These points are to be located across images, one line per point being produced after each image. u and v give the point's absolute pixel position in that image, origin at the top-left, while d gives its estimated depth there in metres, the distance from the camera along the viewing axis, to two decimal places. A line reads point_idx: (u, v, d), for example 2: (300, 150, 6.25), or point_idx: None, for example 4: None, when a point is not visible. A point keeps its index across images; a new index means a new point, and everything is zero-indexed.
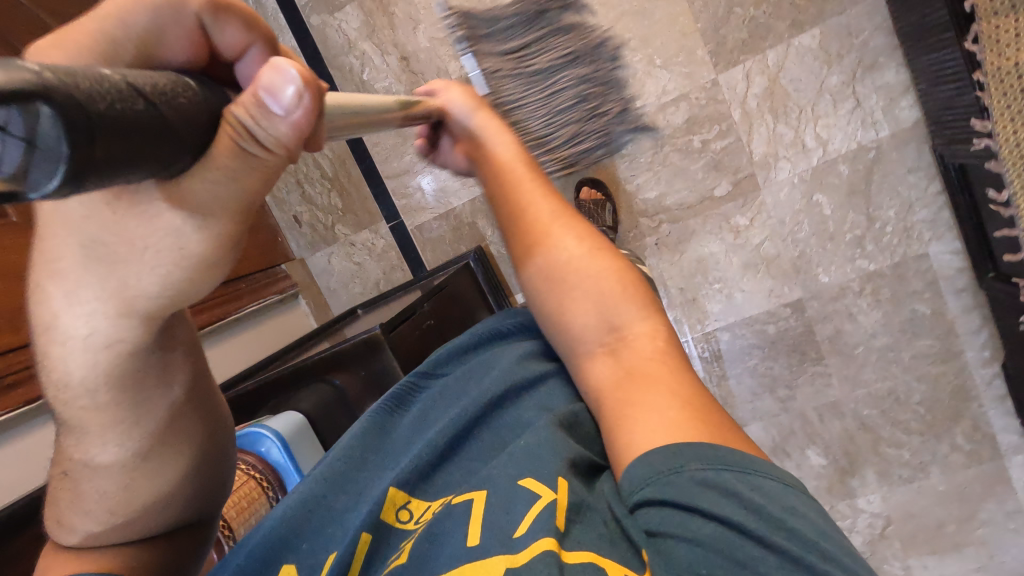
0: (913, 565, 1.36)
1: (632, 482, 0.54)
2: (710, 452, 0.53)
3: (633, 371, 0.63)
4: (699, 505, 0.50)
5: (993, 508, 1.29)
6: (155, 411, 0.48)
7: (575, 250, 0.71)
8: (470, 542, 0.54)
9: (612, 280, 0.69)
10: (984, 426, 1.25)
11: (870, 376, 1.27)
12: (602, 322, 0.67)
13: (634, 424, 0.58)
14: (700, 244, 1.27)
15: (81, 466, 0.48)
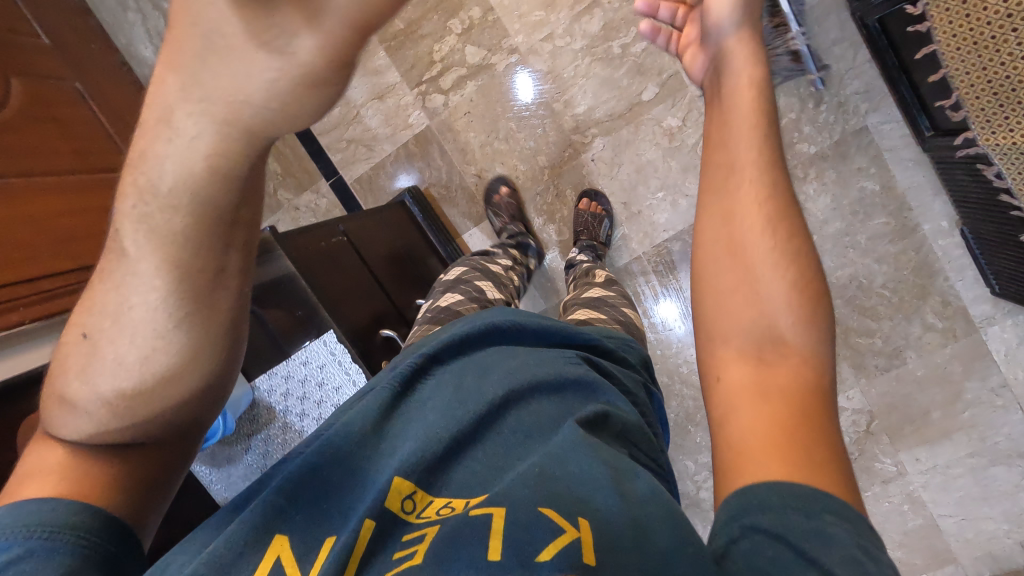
0: (904, 459, 1.31)
1: (736, 508, 0.47)
2: (846, 511, 0.44)
3: (774, 390, 0.51)
4: (805, 559, 0.41)
5: (977, 387, 1.23)
6: (213, 254, 0.50)
7: (762, 231, 0.55)
8: (489, 556, 0.50)
9: (797, 274, 0.54)
10: (953, 300, 1.20)
11: (829, 266, 1.24)
12: (752, 324, 0.54)
13: (749, 447, 0.49)
14: (636, 151, 1.24)
15: (104, 323, 0.51)
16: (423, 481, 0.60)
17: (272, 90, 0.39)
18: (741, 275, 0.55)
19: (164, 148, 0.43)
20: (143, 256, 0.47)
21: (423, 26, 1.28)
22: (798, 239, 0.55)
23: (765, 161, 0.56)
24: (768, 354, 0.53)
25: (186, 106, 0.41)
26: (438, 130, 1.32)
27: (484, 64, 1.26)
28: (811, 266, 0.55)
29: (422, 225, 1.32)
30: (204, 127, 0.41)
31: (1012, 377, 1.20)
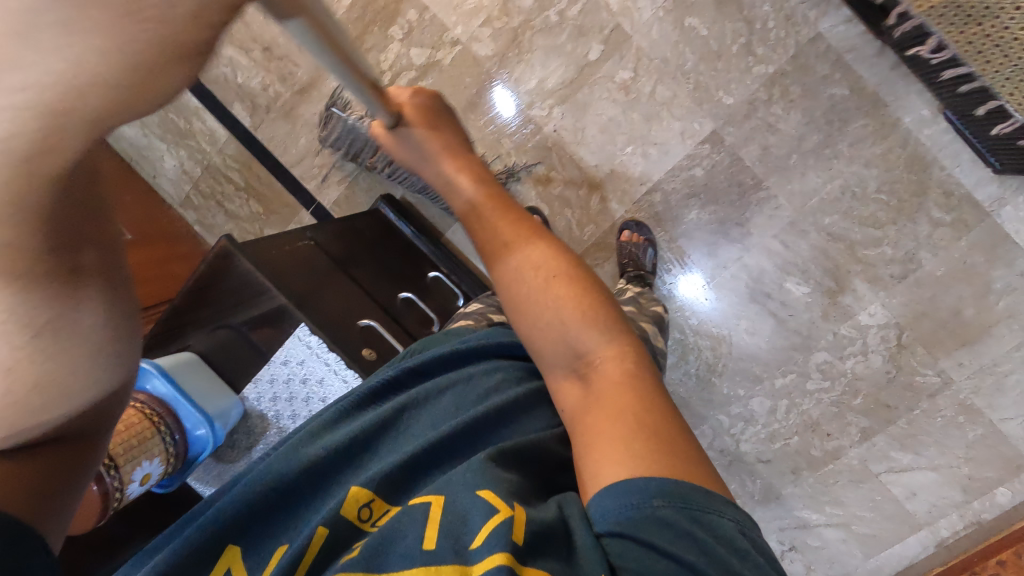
0: (947, 367, 1.23)
1: (600, 509, 0.53)
2: (679, 491, 0.51)
3: (605, 396, 0.58)
4: (648, 539, 0.49)
5: (1006, 274, 1.16)
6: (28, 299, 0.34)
7: (543, 285, 0.61)
8: (425, 544, 0.50)
9: (577, 300, 0.62)
10: (955, 189, 1.15)
11: (817, 182, 1.19)
12: (564, 353, 0.62)
13: (603, 454, 0.55)
14: (596, 111, 1.24)
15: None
16: (382, 490, 0.60)
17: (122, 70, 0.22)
18: (542, 322, 0.61)
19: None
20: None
21: (366, 40, 1.30)
22: (573, 270, 0.63)
23: (523, 228, 0.63)
24: (586, 372, 0.61)
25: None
26: None
27: (431, 61, 1.28)
28: (587, 282, 0.63)
29: (399, 223, 1.28)
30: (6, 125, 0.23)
31: None
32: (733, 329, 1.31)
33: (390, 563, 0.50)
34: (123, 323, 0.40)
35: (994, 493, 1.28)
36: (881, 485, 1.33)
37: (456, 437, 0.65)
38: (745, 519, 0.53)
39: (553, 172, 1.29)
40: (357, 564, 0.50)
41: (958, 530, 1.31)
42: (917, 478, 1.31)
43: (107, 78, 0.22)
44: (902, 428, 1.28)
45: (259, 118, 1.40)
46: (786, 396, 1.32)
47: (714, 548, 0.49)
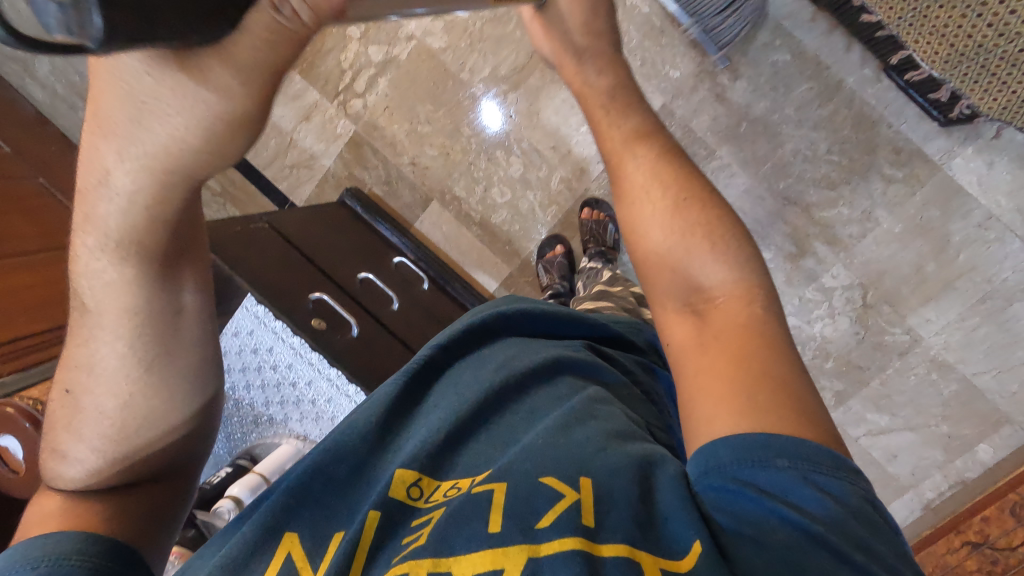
0: (915, 325, 1.23)
1: (707, 461, 0.48)
2: (803, 452, 0.46)
3: (721, 340, 0.54)
4: (771, 502, 0.44)
5: (963, 227, 1.17)
6: (154, 337, 0.54)
7: (672, 218, 0.59)
8: (491, 528, 0.48)
9: (702, 230, 0.58)
10: (904, 145, 1.16)
11: (768, 148, 1.21)
12: (684, 281, 0.58)
13: (701, 408, 0.51)
14: (549, 95, 1.28)
15: (82, 378, 0.54)
16: (427, 468, 0.58)
17: (204, 129, 0.34)
18: (665, 240, 0.59)
19: (103, 192, 0.42)
20: (103, 297, 0.51)
21: (326, 42, 1.35)
22: (702, 195, 0.61)
23: (654, 156, 0.63)
24: (705, 309, 0.57)
25: (116, 160, 0.38)
26: (365, 132, 1.38)
27: (390, 57, 1.33)
28: (720, 224, 0.59)
29: (363, 216, 1.34)
30: (138, 181, 0.40)
31: (992, 204, 1.15)
32: None
33: (458, 546, 0.48)
34: (210, 365, 0.61)
35: (975, 452, 1.27)
36: (861, 449, 1.33)
37: (491, 409, 0.65)
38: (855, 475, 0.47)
39: (512, 157, 1.32)
40: (425, 550, 0.49)
41: (943, 492, 1.30)
42: (896, 441, 1.30)
43: (204, 148, 0.35)
44: (876, 390, 1.28)
45: None
46: None
47: (834, 499, 0.44)
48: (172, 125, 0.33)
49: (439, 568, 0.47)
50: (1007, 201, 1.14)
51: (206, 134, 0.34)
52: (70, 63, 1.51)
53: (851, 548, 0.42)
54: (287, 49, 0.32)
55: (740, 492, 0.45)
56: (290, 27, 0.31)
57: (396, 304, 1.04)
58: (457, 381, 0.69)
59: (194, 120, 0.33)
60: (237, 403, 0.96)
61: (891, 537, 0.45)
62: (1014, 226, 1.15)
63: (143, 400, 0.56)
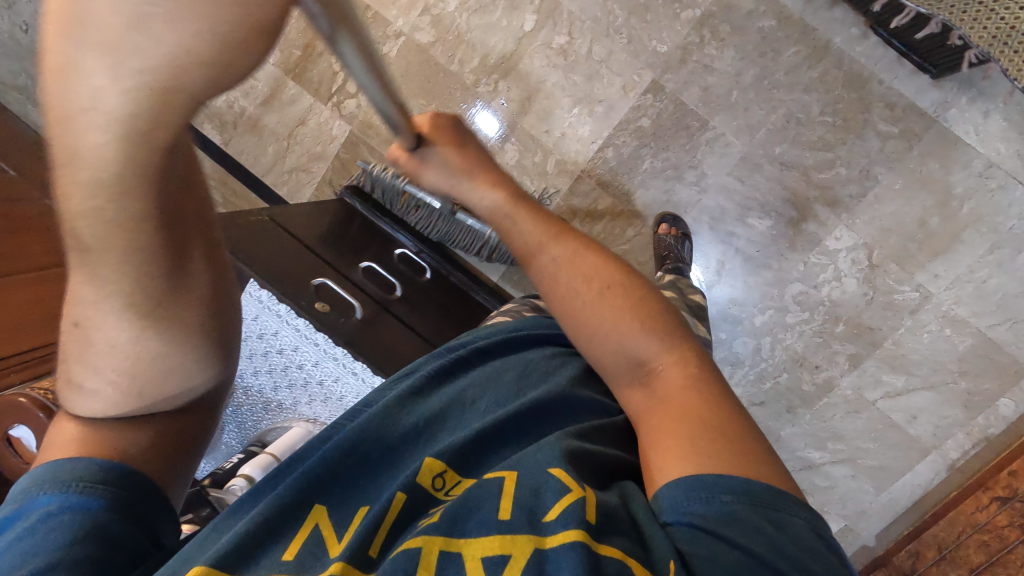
0: (924, 281, 1.22)
1: (671, 497, 0.52)
2: (748, 486, 0.50)
3: (668, 402, 0.60)
4: (724, 532, 0.48)
5: (964, 177, 1.16)
6: (157, 265, 0.44)
7: (599, 299, 0.68)
8: (500, 515, 0.49)
9: (631, 313, 0.67)
10: (898, 100, 1.16)
11: (761, 114, 1.21)
12: (627, 361, 0.65)
13: (657, 458, 0.56)
14: (539, 79, 1.29)
15: (90, 312, 0.45)
16: (453, 462, 0.58)
17: (201, 43, 0.27)
18: (599, 327, 0.67)
19: (84, 168, 0.34)
20: (106, 237, 0.39)
21: (317, 46, 1.37)
22: (620, 279, 0.70)
23: (570, 251, 0.72)
24: (652, 379, 0.64)
25: (97, 64, 0.28)
26: (360, 131, 1.40)
27: (380, 56, 1.35)
28: (643, 301, 0.68)
29: (362, 211, 1.32)
30: (138, 103, 0.30)
31: (993, 152, 1.14)
32: (703, 273, 1.31)
33: (469, 529, 0.48)
34: (227, 315, 0.55)
35: (998, 407, 1.25)
36: (880, 413, 1.31)
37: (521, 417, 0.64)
38: (816, 519, 0.51)
39: (507, 144, 1.33)
40: (436, 528, 0.48)
41: (968, 450, 1.27)
42: (916, 401, 1.28)
43: (187, 66, 0.28)
44: (890, 350, 1.27)
45: (229, 134, 1.47)
46: (768, 333, 1.31)
47: (789, 530, 0.48)
48: (180, 29, 0.26)
49: (449, 548, 0.47)
50: (1007, 148, 1.13)
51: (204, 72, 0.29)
52: None
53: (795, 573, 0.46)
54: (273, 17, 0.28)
55: (697, 526, 0.49)
56: None
57: (399, 290, 1.05)
58: (494, 383, 0.68)
59: (209, 36, 0.27)
60: (246, 390, 0.99)
61: (833, 561, 0.48)
62: (1016, 173, 1.14)
63: (154, 341, 0.48)
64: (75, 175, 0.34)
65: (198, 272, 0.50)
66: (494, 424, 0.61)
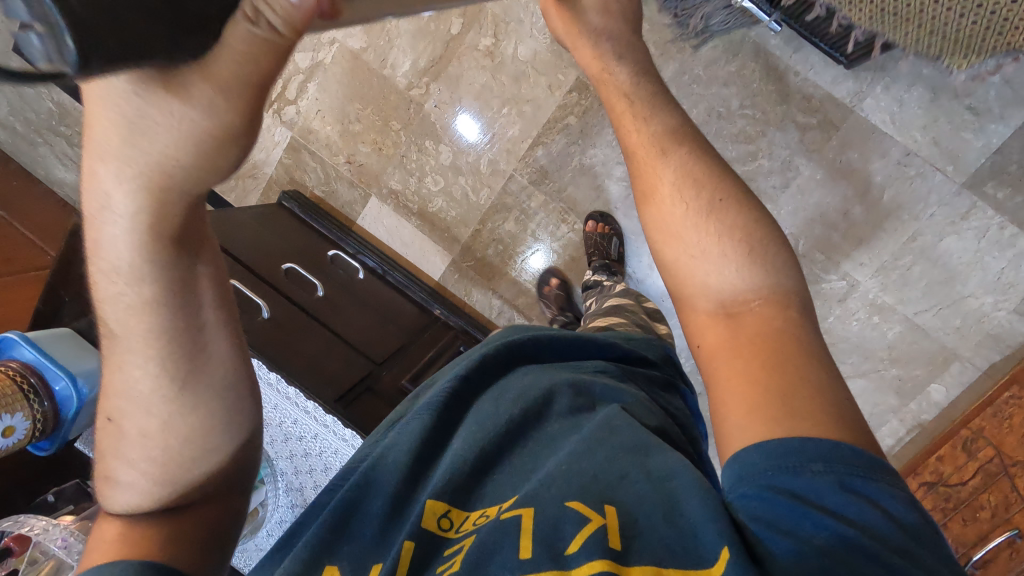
0: (850, 270, 1.23)
1: (740, 470, 0.47)
2: (836, 454, 0.45)
3: (753, 344, 0.52)
4: (805, 508, 0.44)
5: (883, 166, 1.17)
6: (176, 352, 0.55)
7: (701, 212, 0.56)
8: (522, 554, 0.50)
9: (739, 231, 0.56)
10: (814, 92, 1.17)
11: (683, 110, 1.23)
12: (719, 283, 0.55)
13: (730, 417, 0.50)
14: (468, 82, 1.31)
15: (124, 405, 0.56)
16: (455, 499, 0.59)
17: (197, 149, 0.36)
18: (699, 229, 0.56)
19: (98, 264, 0.48)
20: (126, 322, 0.52)
21: None
22: (730, 193, 0.57)
23: (680, 150, 0.60)
24: (739, 312, 0.54)
25: (109, 172, 0.39)
26: (300, 136, 1.44)
27: (317, 63, 1.39)
28: (752, 219, 0.56)
29: (300, 216, 1.35)
30: (136, 206, 0.42)
31: (909, 140, 1.15)
32: (637, 267, 1.33)
33: (492, 571, 0.50)
34: (243, 391, 0.61)
35: (929, 393, 1.25)
36: None
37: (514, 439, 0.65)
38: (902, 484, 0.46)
39: (442, 145, 1.36)
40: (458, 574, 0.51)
41: (903, 437, 1.28)
42: (848, 389, 1.29)
43: (181, 152, 0.37)
44: None
45: None
46: None
47: (878, 504, 0.44)
48: (168, 145, 0.36)
49: None
50: (923, 136, 1.14)
51: (196, 151, 0.37)
52: (23, 102, 1.59)
53: (885, 543, 0.42)
54: (274, 60, 0.34)
55: (772, 500, 0.45)
56: (267, 38, 0.33)
57: (320, 291, 1.10)
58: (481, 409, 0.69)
59: (191, 139, 0.36)
60: None
61: (923, 529, 0.44)
62: (933, 160, 1.15)
63: (183, 417, 0.57)
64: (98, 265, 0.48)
65: (222, 356, 0.59)
66: (483, 453, 0.63)
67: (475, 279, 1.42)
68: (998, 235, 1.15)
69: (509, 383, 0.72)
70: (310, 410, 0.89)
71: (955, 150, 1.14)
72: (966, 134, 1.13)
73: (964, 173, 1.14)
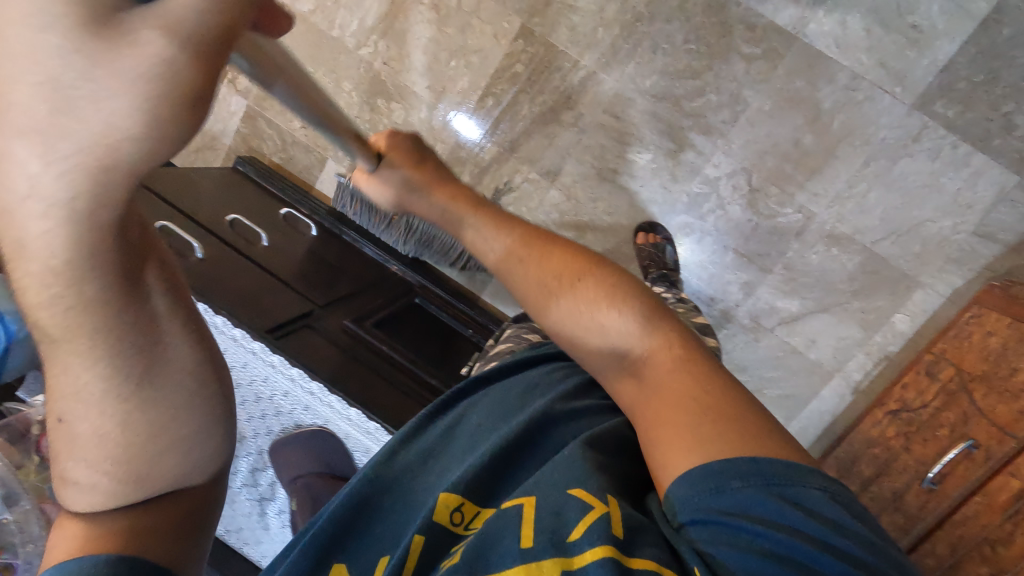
0: (804, 202, 1.21)
1: (685, 498, 0.46)
2: (755, 467, 0.45)
3: (661, 393, 0.53)
4: (751, 525, 0.42)
5: (831, 92, 1.15)
6: (121, 342, 0.43)
7: (590, 302, 0.58)
8: (523, 543, 0.45)
9: (603, 300, 0.58)
10: (757, 21, 1.16)
11: (628, 50, 1.22)
12: (607, 349, 0.57)
13: (665, 444, 0.50)
14: (415, 38, 1.31)
15: (72, 406, 0.44)
16: (471, 491, 0.54)
17: (146, 127, 0.28)
18: (574, 317, 0.58)
19: (24, 265, 0.34)
20: (67, 330, 0.39)
21: None
22: (588, 266, 0.60)
23: (534, 249, 0.62)
24: (636, 368, 0.56)
25: (28, 151, 0.28)
26: (255, 104, 1.45)
27: None
28: (624, 289, 0.59)
29: (256, 179, 1.36)
30: (72, 184, 0.30)
31: (856, 64, 1.13)
32: (592, 214, 1.32)
33: (492, 563, 0.44)
34: (206, 373, 0.52)
35: (893, 323, 1.23)
36: (780, 340, 1.30)
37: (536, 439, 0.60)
38: (831, 483, 0.45)
39: (393, 103, 1.37)
40: (460, 568, 0.45)
41: (869, 370, 1.26)
42: (812, 325, 1.27)
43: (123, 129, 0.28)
44: (781, 275, 1.26)
45: None
46: None
47: (822, 514, 0.43)
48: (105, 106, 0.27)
49: None
50: (868, 58, 1.13)
51: (94, 172, 0.29)
52: None
53: (824, 552, 0.40)
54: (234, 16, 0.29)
55: (712, 518, 0.44)
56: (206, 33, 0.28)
57: (264, 241, 1.10)
58: (501, 408, 0.66)
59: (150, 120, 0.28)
60: None
61: (869, 536, 0.42)
62: (881, 82, 1.13)
63: (145, 413, 0.47)
64: (25, 267, 0.34)
65: (174, 351, 0.48)
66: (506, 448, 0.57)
67: None
68: (952, 154, 1.13)
69: (534, 384, 0.69)
70: (238, 337, 0.85)
71: (902, 70, 1.12)
72: (912, 52, 1.11)
73: (913, 93, 1.12)
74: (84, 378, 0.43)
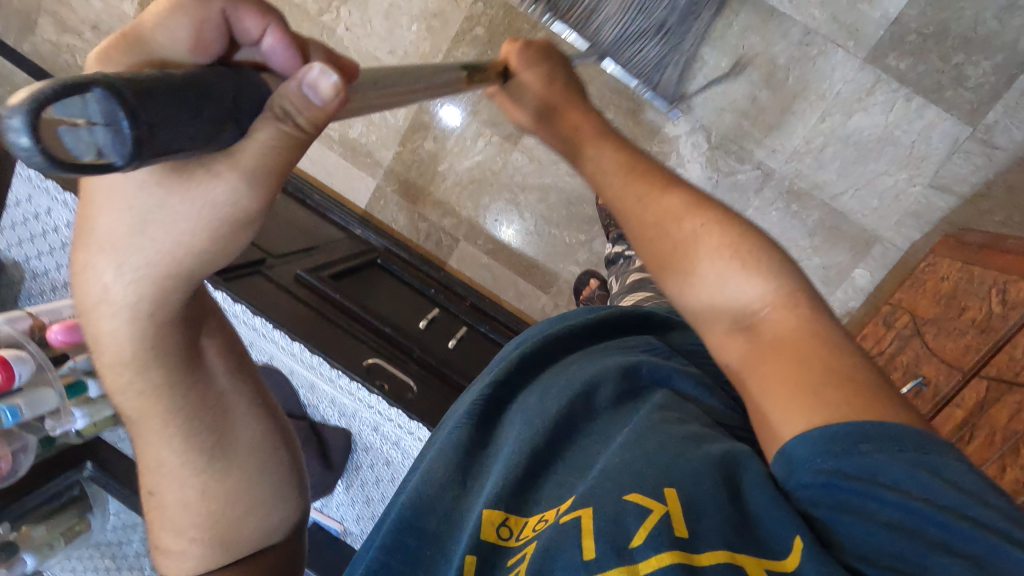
0: (763, 158, 1.22)
1: (794, 467, 0.37)
2: (887, 430, 0.36)
3: (779, 345, 0.41)
4: (878, 493, 0.35)
5: (785, 48, 1.17)
6: (178, 408, 0.45)
7: (697, 236, 0.46)
8: (585, 557, 0.36)
9: (729, 245, 0.45)
10: None
11: None
12: (721, 305, 0.45)
13: (779, 409, 0.40)
14: (376, 2, 1.31)
15: (159, 479, 0.48)
16: (514, 498, 0.43)
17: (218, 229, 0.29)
18: (690, 264, 0.46)
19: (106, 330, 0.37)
20: (139, 408, 0.44)
21: None
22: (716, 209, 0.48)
23: (646, 180, 0.50)
24: (753, 323, 0.44)
25: (108, 268, 0.32)
26: None
27: None
28: (746, 231, 0.46)
29: None
30: (139, 290, 0.34)
31: (808, 20, 1.15)
32: (554, 176, 1.33)
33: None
34: (274, 437, 0.54)
35: (854, 279, 1.24)
36: None
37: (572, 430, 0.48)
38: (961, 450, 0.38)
39: None
40: None
41: None
42: None
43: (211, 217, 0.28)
44: None
45: None
46: None
47: (986, 498, 0.34)
48: (184, 216, 0.28)
49: None
50: (821, 13, 1.14)
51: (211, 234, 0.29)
52: None
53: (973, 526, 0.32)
54: (295, 153, 0.27)
55: (834, 485, 0.36)
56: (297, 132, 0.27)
57: None
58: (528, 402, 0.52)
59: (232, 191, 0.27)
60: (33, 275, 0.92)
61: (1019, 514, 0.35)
62: (833, 37, 1.14)
63: (221, 477, 0.49)
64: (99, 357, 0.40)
65: (238, 410, 0.50)
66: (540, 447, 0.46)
67: (401, 202, 1.42)
68: (906, 107, 1.14)
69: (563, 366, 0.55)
70: None
71: (855, 24, 1.13)
72: (863, 6, 1.12)
73: (865, 47, 1.13)
74: (163, 450, 0.47)
